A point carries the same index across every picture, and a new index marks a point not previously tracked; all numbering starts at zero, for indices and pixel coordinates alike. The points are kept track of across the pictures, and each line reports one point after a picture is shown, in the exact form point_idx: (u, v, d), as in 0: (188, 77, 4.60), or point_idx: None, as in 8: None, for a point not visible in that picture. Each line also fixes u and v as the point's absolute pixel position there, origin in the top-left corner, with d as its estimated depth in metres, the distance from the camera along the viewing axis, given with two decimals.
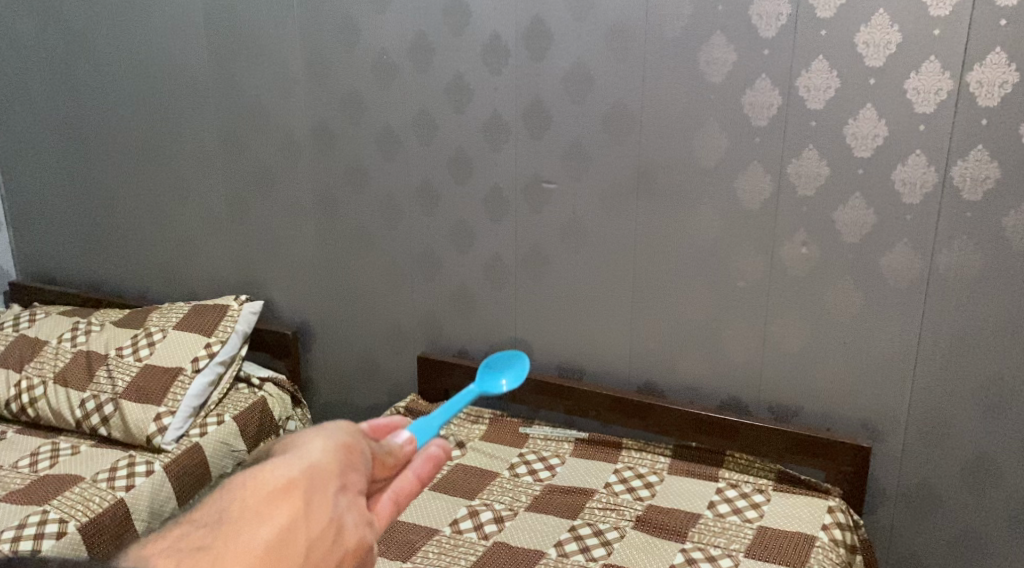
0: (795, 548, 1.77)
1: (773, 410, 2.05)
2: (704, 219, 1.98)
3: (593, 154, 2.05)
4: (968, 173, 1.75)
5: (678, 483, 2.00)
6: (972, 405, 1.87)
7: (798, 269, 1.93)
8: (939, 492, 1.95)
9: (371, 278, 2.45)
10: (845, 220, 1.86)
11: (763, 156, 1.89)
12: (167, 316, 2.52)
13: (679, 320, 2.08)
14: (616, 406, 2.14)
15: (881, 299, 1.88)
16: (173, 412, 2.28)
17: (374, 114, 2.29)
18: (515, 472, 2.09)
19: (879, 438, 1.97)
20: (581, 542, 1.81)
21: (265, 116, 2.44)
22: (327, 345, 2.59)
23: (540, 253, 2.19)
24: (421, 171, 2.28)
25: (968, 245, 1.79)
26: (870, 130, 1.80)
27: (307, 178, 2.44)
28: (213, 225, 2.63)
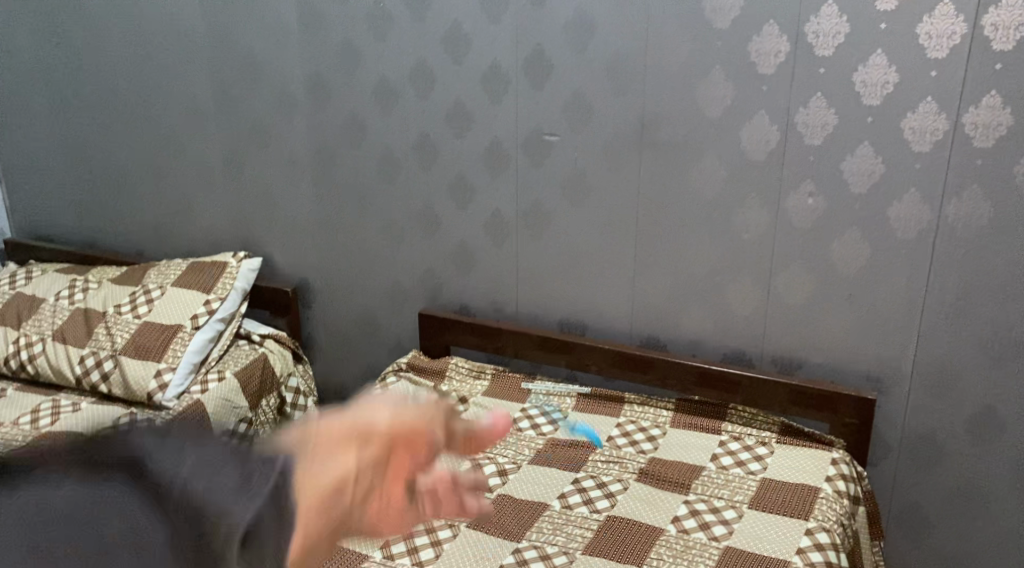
0: (799, 499, 1.77)
1: (777, 363, 2.04)
2: (709, 171, 1.95)
3: (596, 105, 2.01)
4: (980, 120, 1.71)
5: (680, 436, 2.00)
6: (979, 357, 1.86)
7: (804, 222, 1.91)
8: (943, 444, 1.95)
9: (371, 234, 2.42)
10: (853, 170, 1.83)
11: (769, 105, 1.86)
12: (165, 273, 2.50)
13: (683, 274, 2.06)
14: (619, 361, 2.13)
15: (889, 250, 1.85)
16: (173, 368, 2.27)
17: (371, 65, 2.24)
18: (517, 427, 2.08)
19: (883, 390, 1.96)
20: (584, 495, 1.81)
21: (260, 68, 2.39)
22: (327, 301, 2.58)
23: (541, 207, 2.16)
24: (419, 124, 2.23)
25: (978, 194, 1.76)
26: (880, 78, 1.76)
27: (304, 132, 2.40)
28: (209, 180, 2.60)
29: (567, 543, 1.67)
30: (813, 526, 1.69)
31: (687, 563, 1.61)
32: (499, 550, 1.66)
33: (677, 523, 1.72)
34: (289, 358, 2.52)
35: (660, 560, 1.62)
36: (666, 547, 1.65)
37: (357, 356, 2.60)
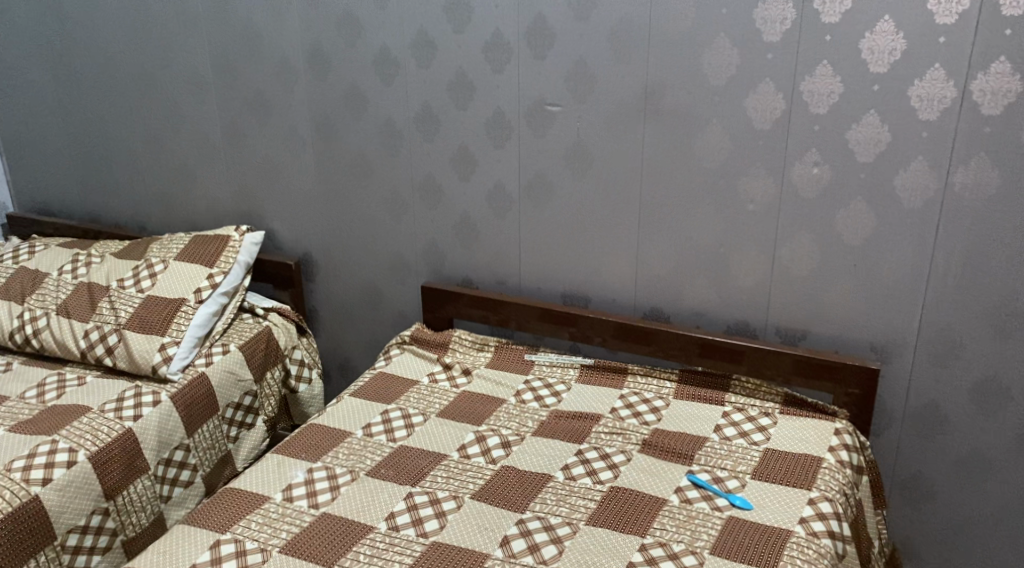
0: (802, 469, 1.77)
1: (781, 334, 2.04)
2: (713, 141, 1.93)
3: (599, 74, 1.99)
4: (988, 87, 1.69)
5: (684, 407, 2.00)
6: (984, 327, 1.85)
7: (809, 191, 1.89)
8: (947, 414, 1.94)
9: (373, 206, 2.41)
10: (859, 138, 1.81)
11: (774, 73, 1.84)
12: (168, 247, 2.49)
13: (687, 245, 2.05)
14: (622, 333, 2.12)
15: (894, 220, 1.84)
16: (178, 341, 2.27)
17: (372, 35, 2.22)
18: (521, 399, 2.08)
19: (887, 360, 1.95)
20: (588, 465, 1.82)
21: (260, 39, 2.37)
22: (330, 274, 2.57)
23: (544, 178, 2.15)
24: (421, 95, 2.21)
25: (985, 162, 1.74)
26: (887, 45, 1.73)
27: (304, 104, 2.38)
28: (211, 153, 2.58)
29: (571, 513, 1.68)
30: (816, 496, 1.69)
31: (691, 532, 1.61)
32: (504, 521, 1.67)
33: (680, 494, 1.72)
34: (292, 331, 2.52)
35: (664, 530, 1.63)
36: (670, 517, 1.66)
37: (361, 329, 2.60)
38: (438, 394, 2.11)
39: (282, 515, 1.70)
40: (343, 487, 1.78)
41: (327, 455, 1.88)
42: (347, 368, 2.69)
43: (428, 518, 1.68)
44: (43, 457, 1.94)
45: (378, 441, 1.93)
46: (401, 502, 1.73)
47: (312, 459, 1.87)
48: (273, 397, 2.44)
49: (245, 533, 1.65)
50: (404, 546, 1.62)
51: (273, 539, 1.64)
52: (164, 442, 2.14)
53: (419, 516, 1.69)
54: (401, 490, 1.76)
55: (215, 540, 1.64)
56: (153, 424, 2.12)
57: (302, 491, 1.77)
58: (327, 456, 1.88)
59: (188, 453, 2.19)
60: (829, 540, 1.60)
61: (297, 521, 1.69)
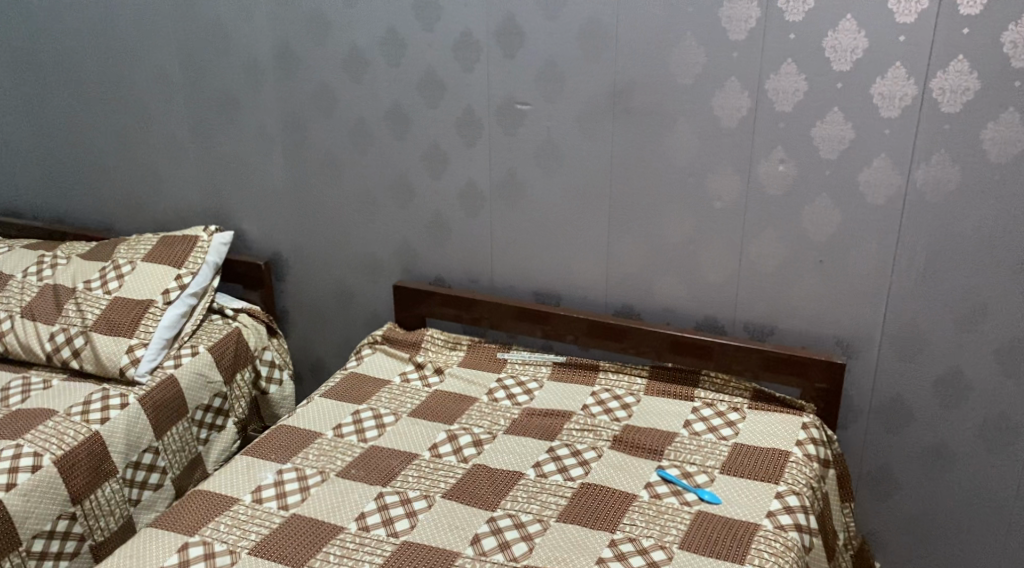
0: (770, 463, 1.79)
1: (749, 329, 2.06)
2: (681, 138, 1.95)
3: (568, 72, 2.00)
4: (948, 85, 1.72)
5: (654, 403, 2.01)
6: (946, 321, 1.88)
7: (775, 188, 1.91)
8: (912, 407, 1.97)
9: (344, 206, 2.40)
10: (823, 136, 1.83)
11: (740, 71, 1.85)
12: (135, 247, 2.47)
13: (656, 242, 2.06)
14: (594, 330, 2.13)
15: (858, 216, 1.86)
16: (146, 343, 2.25)
17: (340, 34, 2.21)
18: (493, 397, 2.08)
19: (853, 355, 1.98)
20: (559, 462, 1.83)
21: (228, 38, 2.35)
22: (300, 274, 2.56)
23: (515, 177, 2.15)
24: (390, 93, 2.21)
25: (946, 159, 1.77)
26: (850, 43, 1.75)
27: (273, 103, 2.37)
28: (179, 152, 2.56)
29: (541, 511, 1.68)
30: (784, 489, 1.71)
31: (660, 527, 1.63)
32: (474, 519, 1.67)
33: (650, 489, 1.73)
34: (263, 332, 2.51)
35: (633, 525, 1.64)
36: (640, 512, 1.67)
37: (332, 328, 2.59)
38: (410, 393, 2.11)
39: (250, 516, 1.70)
40: (313, 488, 1.77)
41: (297, 456, 1.87)
42: (319, 368, 2.68)
43: (399, 517, 1.68)
44: (7, 462, 1.92)
45: (349, 441, 1.93)
46: (372, 502, 1.73)
47: (282, 460, 1.86)
48: (244, 398, 2.42)
49: (213, 536, 1.64)
50: (374, 546, 1.61)
51: (242, 541, 1.63)
52: (133, 445, 2.12)
53: (390, 516, 1.69)
54: (372, 491, 1.76)
55: (183, 542, 1.62)
56: (121, 427, 2.10)
57: (271, 493, 1.76)
58: (297, 457, 1.87)
59: (157, 456, 2.17)
60: (796, 533, 1.61)
61: (267, 522, 1.68)
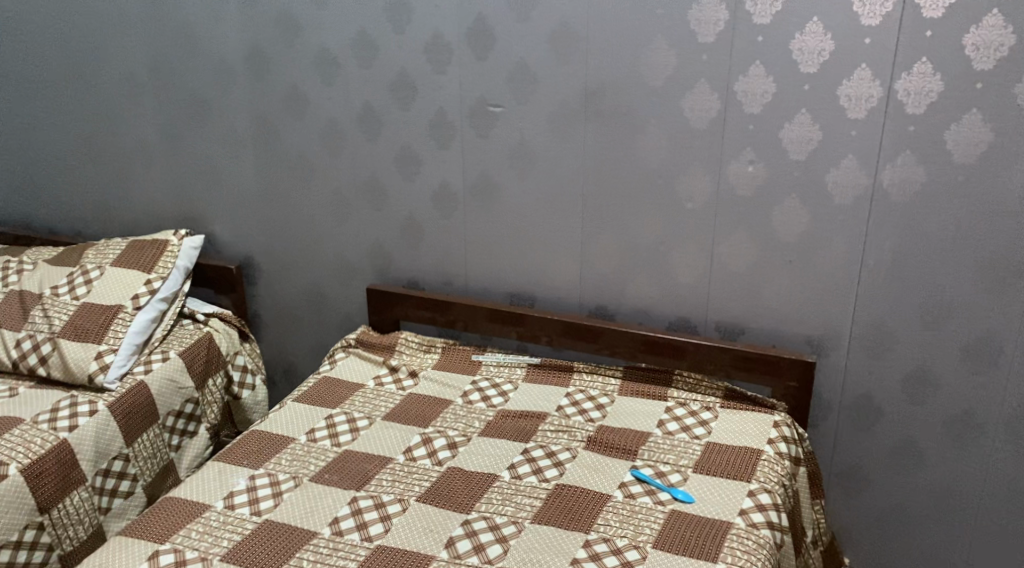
0: (742, 462, 1.80)
1: (721, 329, 2.07)
2: (652, 140, 1.96)
3: (540, 74, 2.00)
4: (912, 86, 1.74)
5: (628, 404, 2.02)
6: (914, 320, 1.90)
7: (744, 189, 1.92)
8: (881, 404, 2.00)
9: (315, 209, 2.39)
10: (792, 137, 1.85)
11: (709, 73, 1.86)
12: (104, 252, 2.44)
13: (628, 243, 2.07)
14: (568, 331, 2.14)
15: (827, 216, 1.88)
16: (115, 349, 2.23)
17: (310, 36, 2.20)
18: (468, 400, 2.08)
19: (823, 354, 2.00)
20: (534, 464, 1.83)
21: (197, 40, 2.33)
22: (272, 278, 2.55)
23: (487, 179, 2.15)
24: (361, 96, 2.20)
25: (911, 159, 1.79)
26: (817, 45, 1.77)
27: (244, 106, 2.35)
28: (148, 156, 2.54)
29: (516, 513, 1.69)
30: (756, 487, 1.73)
31: (634, 527, 1.63)
32: (449, 522, 1.67)
33: (624, 489, 1.74)
34: (235, 336, 2.49)
35: (607, 525, 1.64)
36: (614, 513, 1.67)
37: (305, 332, 2.58)
38: (384, 397, 2.11)
39: (223, 522, 1.68)
40: (286, 493, 1.76)
41: (270, 461, 1.86)
42: (292, 372, 2.66)
43: (373, 522, 1.68)
44: None
45: (322, 446, 1.92)
46: (346, 507, 1.72)
47: (254, 466, 1.85)
48: (216, 404, 2.40)
49: (185, 543, 1.63)
50: (348, 551, 1.61)
51: (214, 547, 1.62)
52: (102, 453, 2.10)
53: (364, 520, 1.68)
54: (346, 495, 1.75)
55: (154, 550, 1.61)
56: (89, 435, 2.08)
57: (244, 498, 1.75)
58: (269, 462, 1.86)
59: (127, 463, 2.15)
60: (768, 531, 1.63)
61: (239, 528, 1.67)
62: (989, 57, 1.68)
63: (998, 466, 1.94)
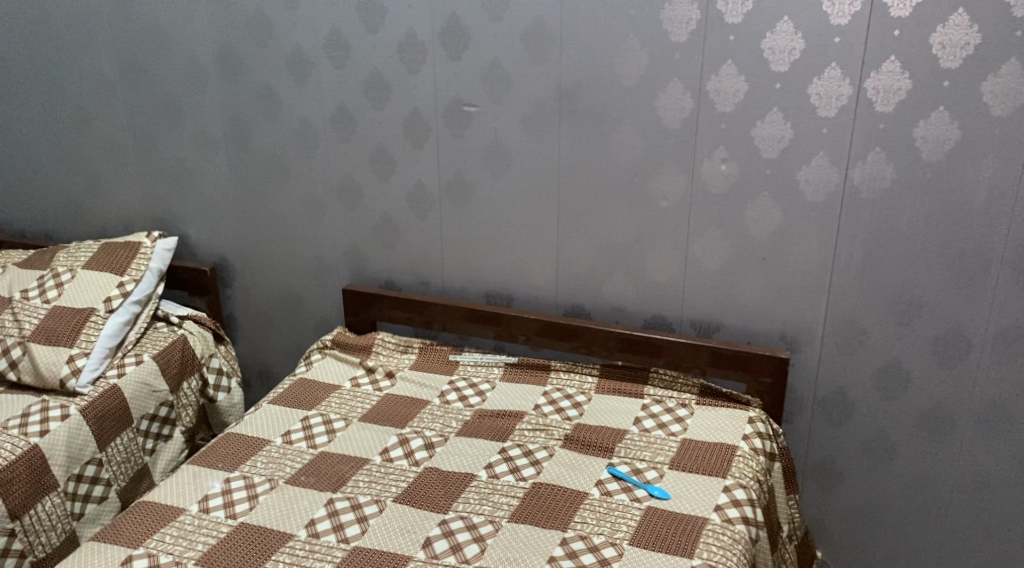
0: (718, 458, 1.81)
1: (696, 327, 2.08)
2: (626, 139, 1.97)
3: (514, 74, 2.00)
4: (881, 84, 1.76)
5: (604, 402, 2.03)
6: (885, 316, 1.92)
7: (717, 187, 1.94)
8: (854, 399, 2.02)
9: (290, 209, 2.38)
10: (764, 135, 1.86)
11: (682, 72, 1.87)
12: (75, 255, 2.43)
13: (602, 242, 2.08)
14: (544, 330, 2.15)
15: (799, 213, 1.90)
16: (87, 353, 2.21)
17: (283, 36, 2.19)
18: (445, 400, 2.08)
19: (797, 350, 2.02)
20: (511, 463, 1.83)
21: (168, 41, 2.32)
22: (247, 279, 2.53)
23: (462, 178, 2.15)
24: (335, 96, 2.20)
25: (881, 157, 1.81)
26: (787, 44, 1.79)
27: (216, 106, 2.34)
28: (120, 157, 2.51)
29: (493, 512, 1.69)
30: (731, 483, 1.74)
31: (610, 524, 1.64)
32: (426, 522, 1.66)
33: (601, 486, 1.74)
34: (210, 339, 2.47)
35: (584, 523, 1.64)
36: (590, 510, 1.68)
37: (281, 333, 2.57)
38: (361, 398, 2.10)
39: (197, 526, 1.68)
40: (261, 496, 1.76)
41: (245, 464, 1.85)
42: (268, 374, 2.65)
43: (349, 523, 1.67)
44: None
45: (298, 448, 1.91)
46: (322, 509, 1.71)
47: (229, 468, 1.84)
48: (191, 407, 2.39)
49: (159, 547, 1.62)
50: (325, 552, 1.60)
51: (188, 551, 1.61)
52: (74, 458, 2.09)
53: (340, 521, 1.68)
54: (322, 497, 1.74)
55: (127, 555, 1.60)
56: (61, 440, 2.06)
57: (219, 501, 1.74)
58: (245, 465, 1.85)
59: (100, 468, 2.14)
60: (743, 526, 1.64)
61: (214, 531, 1.66)
62: (955, 56, 1.70)
63: (968, 458, 1.97)
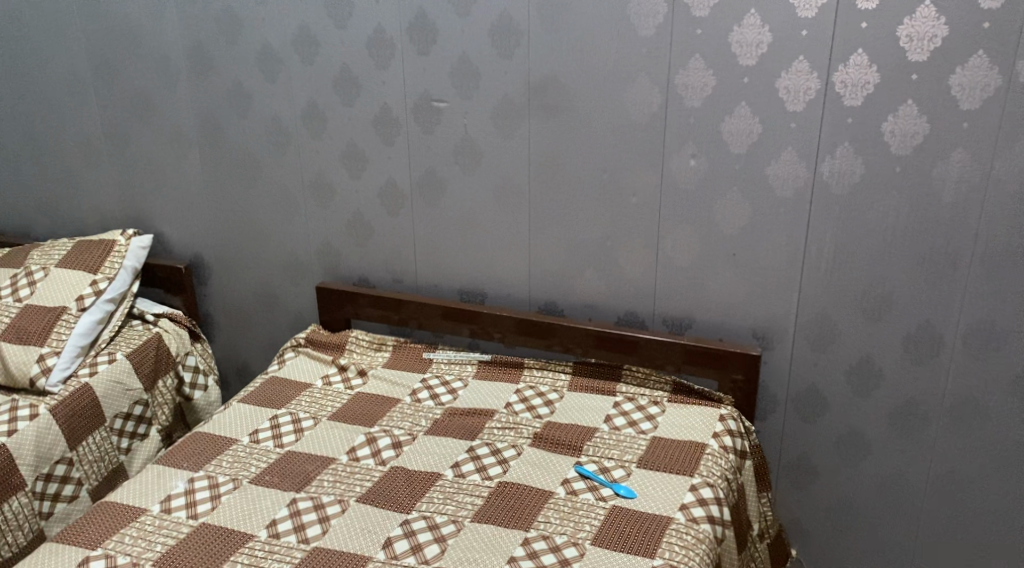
0: (686, 456, 1.79)
1: (668, 324, 2.06)
2: (595, 134, 1.94)
3: (482, 69, 1.98)
4: (849, 78, 1.74)
5: (576, 400, 2.01)
6: (856, 312, 1.90)
7: (687, 183, 1.91)
8: (826, 396, 2.00)
9: (263, 207, 2.36)
10: (732, 130, 1.84)
11: (650, 68, 1.85)
12: (49, 253, 2.42)
13: (573, 238, 2.06)
14: (517, 327, 2.13)
15: (768, 209, 1.87)
16: (58, 351, 2.20)
17: (252, 32, 2.17)
18: (416, 398, 2.07)
19: (769, 347, 2.00)
20: (478, 462, 1.81)
21: (139, 38, 2.30)
22: (222, 277, 2.52)
23: (432, 174, 2.13)
24: (305, 92, 2.17)
25: (850, 152, 1.79)
26: (754, 38, 1.77)
27: (188, 103, 2.32)
28: (93, 156, 2.50)
29: (456, 511, 1.67)
30: (698, 482, 1.72)
31: (574, 524, 1.62)
32: (388, 522, 1.65)
33: (566, 486, 1.72)
34: (185, 337, 2.45)
35: (547, 522, 1.62)
36: (554, 509, 1.66)
37: (257, 331, 2.56)
38: (332, 396, 2.08)
39: (157, 527, 1.66)
40: (224, 496, 1.74)
41: (209, 464, 1.84)
42: (245, 371, 2.64)
43: (311, 523, 1.65)
44: None
45: (264, 447, 1.90)
46: (284, 509, 1.69)
47: (194, 468, 1.82)
48: (166, 405, 2.37)
49: (117, 548, 1.61)
50: (284, 553, 1.59)
51: (146, 552, 1.60)
52: (43, 457, 2.08)
53: (302, 522, 1.66)
54: (285, 497, 1.73)
55: (85, 556, 1.58)
56: (30, 440, 2.05)
57: (181, 501, 1.72)
58: (209, 465, 1.83)
59: (71, 467, 2.14)
60: (707, 525, 1.62)
61: (174, 532, 1.65)
62: (923, 49, 1.68)
63: (941, 455, 1.95)
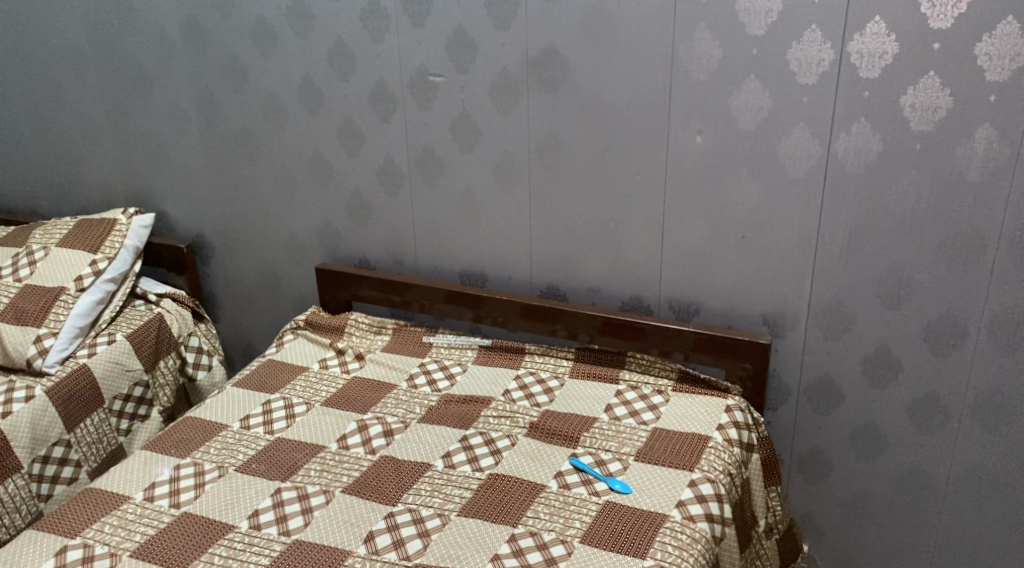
0: (688, 449, 1.71)
1: (675, 309, 1.97)
2: (597, 110, 1.85)
3: (478, 41, 1.89)
4: (865, 48, 1.63)
5: (578, 388, 1.93)
6: (873, 300, 1.79)
7: (694, 161, 1.81)
8: (841, 387, 1.90)
9: (262, 186, 2.30)
10: (740, 105, 1.74)
11: (654, 39, 1.75)
12: (51, 232, 2.38)
13: (576, 219, 1.97)
14: (519, 312, 2.05)
15: (780, 189, 1.77)
16: (55, 332, 2.16)
17: (246, 4, 2.10)
18: (412, 384, 2.00)
19: (781, 334, 1.90)
20: (470, 452, 1.74)
21: (134, 11, 2.24)
22: (224, 257, 2.47)
23: (431, 153, 2.05)
24: (300, 66, 2.10)
25: (866, 128, 1.67)
26: (763, 6, 1.66)
27: (184, 79, 2.26)
28: (95, 133, 2.45)
29: (443, 504, 1.60)
30: (698, 477, 1.63)
31: (564, 520, 1.55)
32: (371, 515, 1.59)
33: (560, 479, 1.65)
34: (187, 318, 2.41)
35: (536, 518, 1.55)
36: (545, 504, 1.58)
37: (260, 312, 2.51)
38: (327, 381, 2.02)
39: (139, 515, 1.61)
40: (208, 484, 1.69)
41: (197, 450, 1.79)
42: (250, 353, 2.60)
43: (293, 515, 1.60)
44: None
45: (254, 433, 1.84)
46: (268, 499, 1.64)
47: (181, 455, 1.78)
48: (168, 387, 2.33)
49: (96, 538, 1.56)
50: (263, 546, 1.53)
51: (125, 543, 1.55)
52: (39, 439, 2.05)
53: (284, 513, 1.61)
54: (270, 486, 1.67)
55: (63, 545, 1.54)
56: (25, 422, 2.02)
57: (165, 490, 1.67)
58: (197, 451, 1.79)
59: (69, 449, 2.10)
60: (704, 524, 1.54)
61: (155, 521, 1.60)
62: (945, 15, 1.56)
63: (962, 451, 1.84)
